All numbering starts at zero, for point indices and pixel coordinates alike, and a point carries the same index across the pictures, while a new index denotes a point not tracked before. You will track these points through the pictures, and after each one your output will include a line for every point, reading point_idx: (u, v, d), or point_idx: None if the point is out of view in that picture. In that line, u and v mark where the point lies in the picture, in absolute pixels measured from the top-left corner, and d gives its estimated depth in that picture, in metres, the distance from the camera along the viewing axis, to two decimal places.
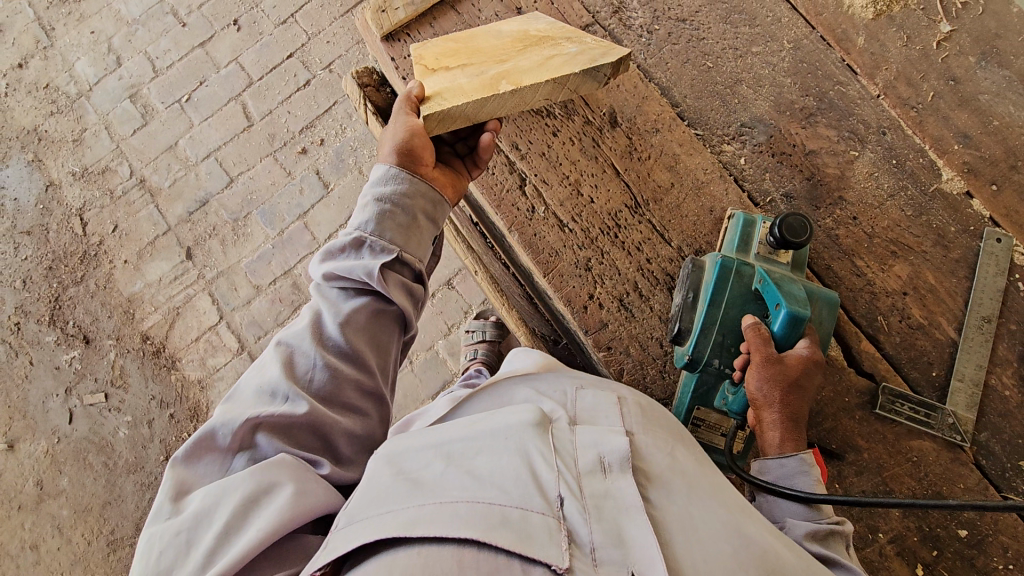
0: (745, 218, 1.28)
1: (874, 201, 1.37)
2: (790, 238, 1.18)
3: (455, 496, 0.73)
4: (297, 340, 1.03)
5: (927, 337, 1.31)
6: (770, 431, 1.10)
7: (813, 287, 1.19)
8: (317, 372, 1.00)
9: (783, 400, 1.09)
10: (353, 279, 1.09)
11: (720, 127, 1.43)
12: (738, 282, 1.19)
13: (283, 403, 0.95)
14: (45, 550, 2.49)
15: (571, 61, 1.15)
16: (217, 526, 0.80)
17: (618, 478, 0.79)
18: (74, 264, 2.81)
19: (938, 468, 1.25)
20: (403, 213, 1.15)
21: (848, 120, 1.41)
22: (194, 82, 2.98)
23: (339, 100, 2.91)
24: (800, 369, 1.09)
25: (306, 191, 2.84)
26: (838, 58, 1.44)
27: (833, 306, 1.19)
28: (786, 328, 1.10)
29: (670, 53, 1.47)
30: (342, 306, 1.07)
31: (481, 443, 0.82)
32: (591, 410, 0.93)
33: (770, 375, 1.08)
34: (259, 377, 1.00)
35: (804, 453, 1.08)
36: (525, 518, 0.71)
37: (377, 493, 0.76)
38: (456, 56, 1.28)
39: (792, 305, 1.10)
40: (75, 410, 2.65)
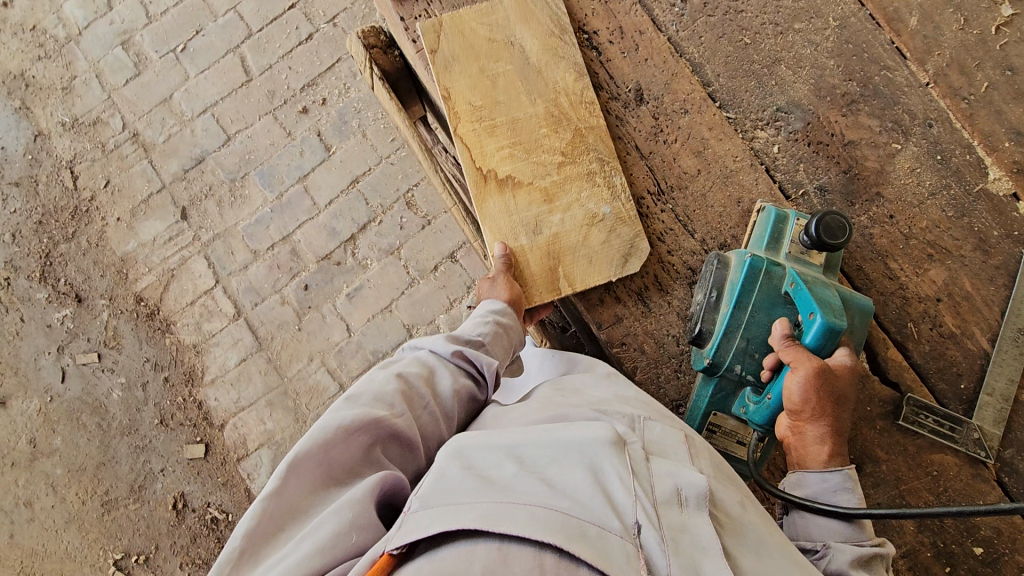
0: (777, 213, 1.19)
1: (914, 199, 1.28)
2: (828, 239, 1.10)
3: (530, 502, 0.74)
4: (415, 378, 1.04)
5: (958, 346, 1.25)
6: (818, 445, 1.04)
7: (847, 293, 1.11)
8: (427, 409, 1.01)
9: (832, 413, 1.03)
10: (461, 359, 1.12)
11: (754, 110, 1.31)
12: (766, 284, 1.11)
13: (397, 415, 0.95)
14: (39, 507, 2.51)
15: (607, 193, 1.25)
16: (328, 531, 0.77)
17: (695, 514, 0.80)
18: (65, 219, 2.71)
19: (958, 484, 1.21)
20: (504, 339, 1.20)
21: (892, 110, 1.31)
22: (189, 31, 2.82)
23: (343, 58, 2.76)
24: (845, 382, 1.03)
25: (307, 154, 2.72)
26: (887, 39, 1.33)
27: (866, 314, 1.11)
28: (825, 338, 1.03)
29: (704, 26, 1.33)
30: (453, 376, 1.09)
31: (556, 454, 0.83)
32: (663, 443, 0.94)
33: (816, 384, 1.01)
34: (375, 388, 0.99)
35: (847, 468, 1.03)
36: (603, 537, 0.72)
37: (450, 488, 0.77)
38: (491, 100, 1.27)
39: (828, 315, 1.02)
40: (68, 370, 2.61)
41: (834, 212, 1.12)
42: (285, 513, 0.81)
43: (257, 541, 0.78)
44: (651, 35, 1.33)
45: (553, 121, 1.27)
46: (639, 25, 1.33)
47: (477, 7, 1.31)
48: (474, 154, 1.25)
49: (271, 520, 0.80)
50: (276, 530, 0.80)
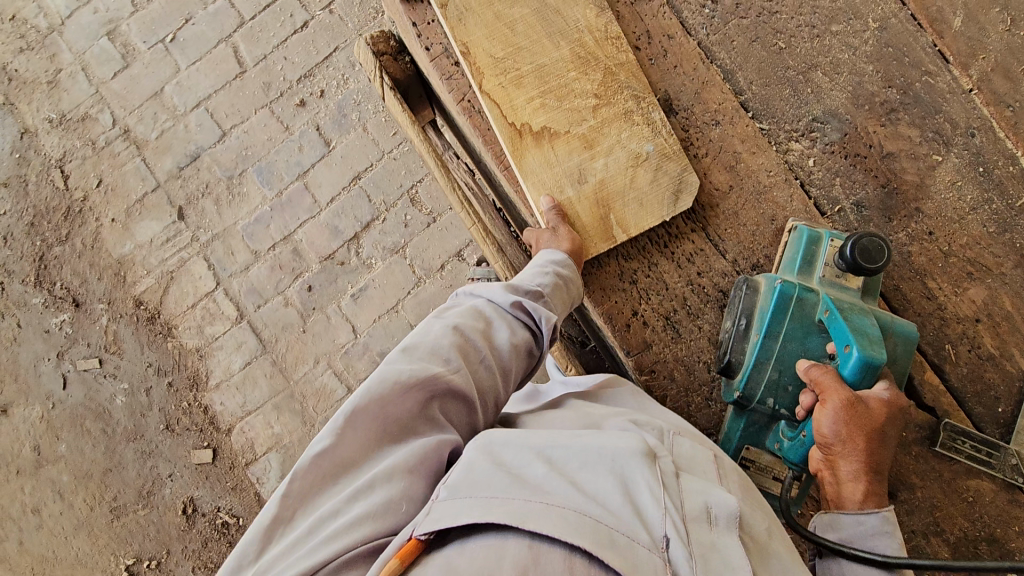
0: (809, 233, 1.13)
1: (954, 214, 1.22)
2: (865, 263, 1.03)
3: (562, 503, 0.72)
4: (472, 331, 0.96)
5: (997, 368, 1.21)
6: (855, 482, 0.97)
7: (886, 320, 1.06)
8: (483, 366, 0.94)
9: (868, 446, 0.97)
10: (520, 311, 1.04)
11: (788, 121, 1.24)
12: (799, 312, 1.07)
13: (453, 371, 0.88)
14: (47, 514, 2.48)
15: (647, 131, 1.20)
16: (378, 500, 0.75)
17: (722, 533, 0.80)
18: (57, 220, 2.62)
19: (994, 509, 1.18)
20: (562, 293, 1.10)
21: (933, 118, 1.24)
22: (178, 20, 2.68)
23: (340, 47, 2.63)
24: (883, 416, 0.97)
25: (306, 149, 2.61)
26: (929, 42, 1.25)
27: (909, 342, 1.06)
28: (859, 372, 0.98)
29: (736, 29, 1.25)
30: (510, 329, 1.01)
31: (588, 454, 0.81)
32: (689, 457, 0.94)
33: (849, 418, 0.95)
34: (430, 340, 0.92)
35: (886, 511, 0.97)
36: (632, 547, 0.71)
37: (480, 476, 0.75)
38: (514, 47, 1.21)
39: (866, 349, 0.97)
40: (69, 376, 2.56)
41: (874, 234, 1.04)
42: (335, 466, 0.78)
43: (304, 490, 0.77)
44: (680, 40, 1.25)
45: (581, 63, 1.21)
46: (668, 28, 1.25)
47: None
48: (504, 110, 1.19)
49: (319, 473, 0.78)
50: (325, 482, 0.78)
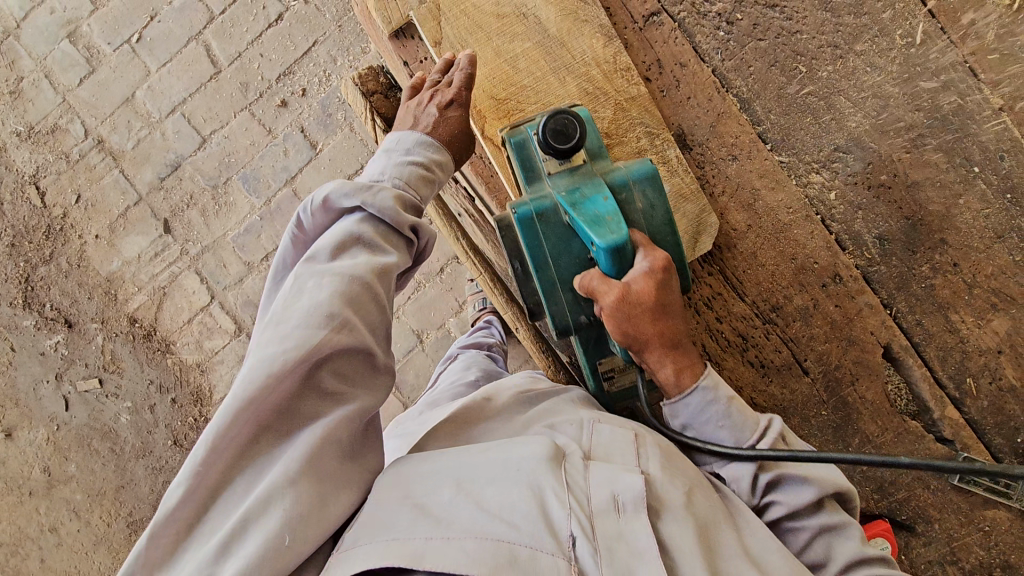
0: (515, 140, 1.06)
1: (979, 243, 1.17)
2: (559, 144, 0.97)
3: (463, 533, 0.75)
4: (352, 270, 0.85)
5: (1018, 400, 1.17)
6: (662, 367, 0.95)
7: (616, 181, 1.01)
8: (372, 305, 0.86)
9: (658, 329, 0.93)
10: (406, 230, 0.96)
11: (809, 152, 1.20)
12: (548, 229, 1.00)
13: (338, 331, 0.79)
14: (65, 532, 2.50)
15: (663, 169, 1.17)
16: (256, 536, 0.71)
17: (632, 519, 0.80)
18: (39, 239, 2.52)
19: (1010, 538, 1.18)
20: (423, 182, 1.02)
21: (960, 143, 1.17)
22: (143, 18, 2.51)
23: (320, 39, 2.45)
24: (651, 288, 0.92)
25: (292, 152, 2.48)
26: (960, 59, 1.17)
27: (650, 179, 1.01)
28: (611, 265, 0.93)
29: (753, 53, 1.20)
30: (393, 252, 0.93)
31: (493, 473, 0.83)
32: (606, 445, 0.92)
33: (623, 318, 0.93)
34: (308, 298, 0.81)
35: (703, 382, 0.95)
36: (535, 559, 0.75)
37: (386, 512, 0.79)
38: (516, 85, 1.17)
39: (603, 237, 0.91)
40: (70, 397, 2.52)
41: (553, 113, 0.98)
42: (197, 511, 0.74)
43: (167, 552, 0.73)
44: (694, 68, 1.21)
45: (589, 99, 1.17)
46: (681, 56, 1.21)
47: None
48: (510, 157, 1.16)
49: (182, 524, 0.73)
50: (191, 531, 0.74)
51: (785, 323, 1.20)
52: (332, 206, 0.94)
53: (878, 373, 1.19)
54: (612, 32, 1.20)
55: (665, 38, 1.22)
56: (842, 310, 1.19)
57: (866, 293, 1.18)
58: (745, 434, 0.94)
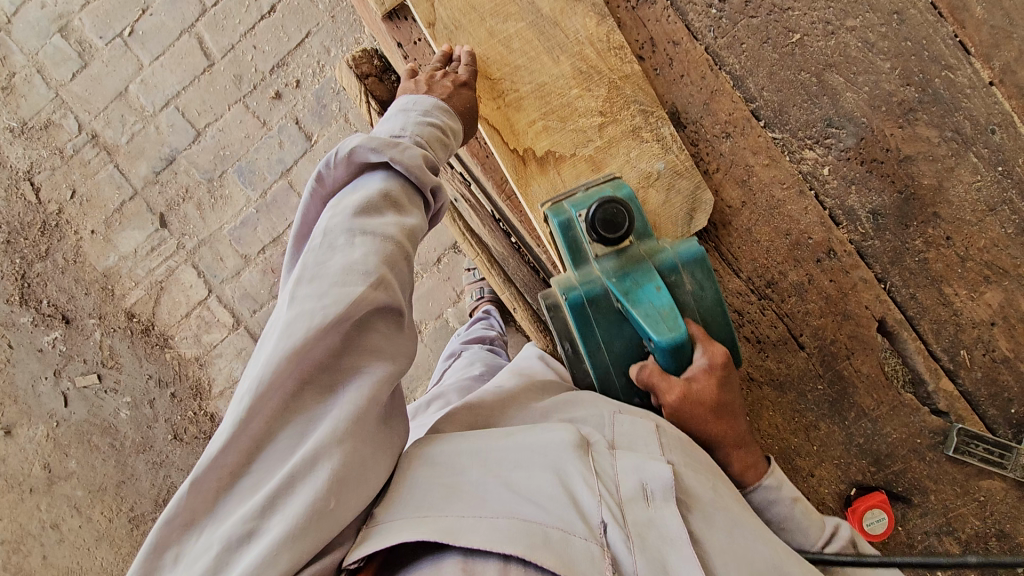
0: (560, 222, 1.06)
1: (972, 216, 1.18)
2: (613, 236, 0.99)
3: (495, 511, 0.75)
4: (384, 227, 0.83)
5: (1011, 371, 1.19)
6: (727, 462, 1.00)
7: (666, 266, 1.02)
8: (403, 263, 0.83)
9: (720, 425, 0.98)
10: (427, 188, 0.93)
11: (802, 128, 1.20)
12: (601, 316, 1.02)
13: (374, 285, 0.76)
14: (67, 528, 2.50)
15: (658, 147, 1.17)
16: (302, 496, 0.69)
17: (661, 507, 0.81)
18: (35, 236, 2.52)
19: (1004, 507, 1.20)
20: (437, 142, 1.00)
21: (952, 117, 1.18)
22: (134, 11, 2.49)
23: (312, 31, 2.45)
24: (715, 386, 0.97)
25: (287, 145, 2.48)
26: (950, 33, 1.18)
27: (699, 264, 1.03)
28: (670, 360, 0.96)
29: (745, 31, 1.21)
30: (417, 212, 0.91)
31: (521, 458, 0.83)
32: (628, 434, 0.93)
33: (688, 419, 0.97)
34: (343, 253, 0.78)
35: (767, 480, 0.99)
36: (567, 541, 0.73)
37: (414, 494, 0.78)
38: (511, 66, 1.17)
39: (663, 335, 0.94)
40: (69, 393, 2.52)
41: (604, 202, 0.99)
42: (237, 465, 0.71)
43: (205, 504, 0.70)
44: (687, 46, 1.21)
45: (583, 78, 1.18)
46: (673, 34, 1.22)
47: None
48: (505, 136, 1.17)
49: (222, 477, 0.70)
50: (231, 486, 0.70)
51: (780, 299, 1.21)
52: (356, 159, 0.90)
53: (873, 347, 1.20)
54: (605, 11, 1.20)
55: (657, 18, 1.22)
56: (837, 285, 1.20)
57: (860, 268, 1.19)
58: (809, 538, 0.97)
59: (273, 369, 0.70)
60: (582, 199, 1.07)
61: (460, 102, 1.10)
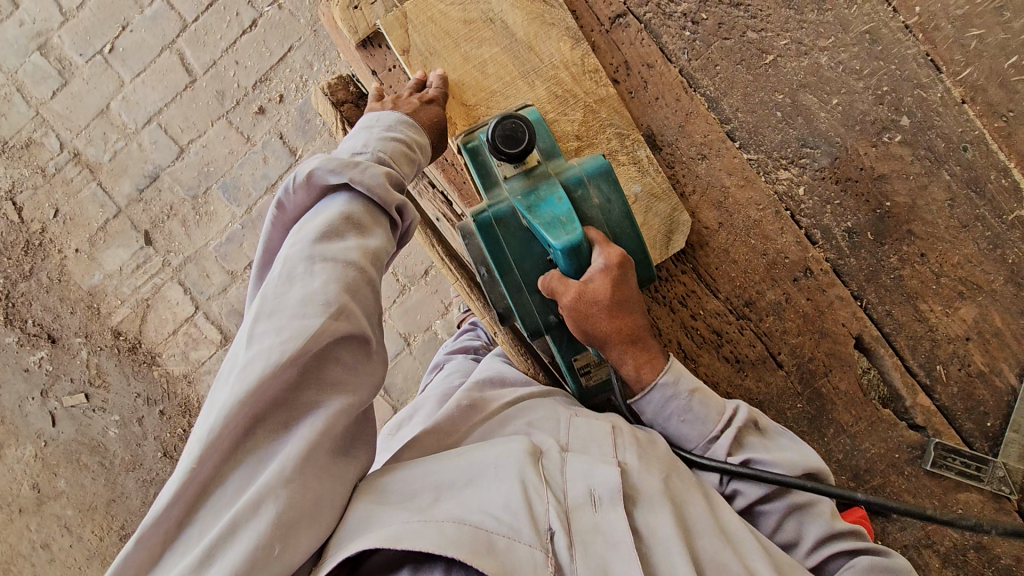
0: (467, 144, 1.06)
1: (945, 232, 1.19)
2: (510, 147, 0.98)
3: (443, 520, 0.77)
4: (342, 254, 0.82)
5: (986, 384, 1.20)
6: (623, 362, 1.02)
7: (571, 180, 1.02)
8: (364, 288, 0.82)
9: (617, 325, 0.98)
10: (392, 208, 0.92)
11: (777, 148, 1.21)
12: (508, 233, 1.02)
13: (331, 315, 0.76)
14: (58, 548, 2.48)
15: (634, 169, 1.18)
16: (248, 539, 0.68)
17: (608, 511, 0.83)
18: (18, 255, 2.50)
19: (982, 519, 1.21)
20: (400, 156, 0.99)
21: (925, 135, 1.19)
22: (115, 28, 2.48)
23: (295, 45, 2.44)
24: (611, 286, 0.96)
25: (271, 160, 2.47)
26: (922, 52, 1.19)
27: (602, 176, 1.03)
28: (570, 265, 0.96)
29: (719, 52, 1.22)
30: (381, 233, 0.89)
31: (475, 470, 0.86)
32: (584, 441, 0.96)
33: (585, 319, 0.97)
34: (301, 284, 0.78)
35: (665, 373, 1.01)
36: (512, 548, 0.77)
37: (365, 507, 0.80)
38: (486, 91, 1.18)
39: (559, 239, 0.94)
40: (57, 413, 2.50)
41: (502, 118, 0.98)
42: (188, 509, 0.70)
43: (154, 552, 0.69)
44: (661, 68, 1.22)
45: (558, 102, 1.18)
46: (648, 57, 1.23)
47: None
48: None
49: (172, 523, 0.70)
50: (180, 532, 0.70)
51: (758, 318, 1.22)
52: (317, 186, 0.89)
53: (851, 365, 1.21)
54: (579, 34, 1.20)
55: (632, 42, 1.23)
56: (814, 303, 1.21)
57: (836, 286, 1.20)
58: (708, 426, 1.01)
59: (222, 411, 0.70)
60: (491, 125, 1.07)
61: (425, 117, 1.08)
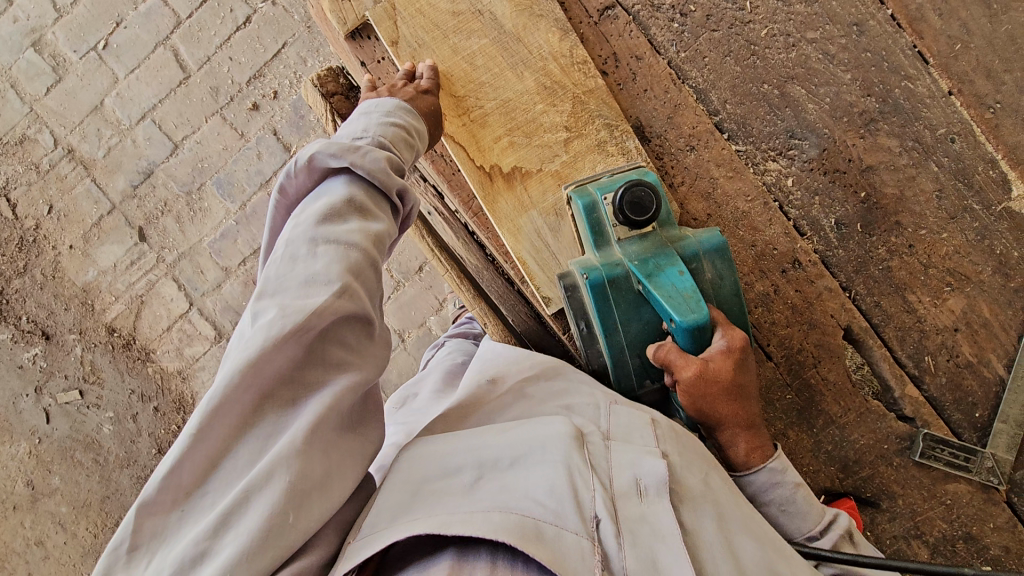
0: (586, 203, 1.08)
1: (933, 223, 1.19)
2: (636, 216, 0.99)
3: (487, 506, 0.73)
4: (347, 236, 0.79)
5: (975, 375, 1.21)
6: (734, 444, 1.02)
7: (689, 250, 1.03)
8: (369, 269, 0.80)
9: (732, 409, 0.99)
10: (393, 194, 0.90)
11: (765, 140, 1.22)
12: (619, 296, 1.03)
13: (335, 293, 0.73)
14: (52, 545, 2.48)
15: (623, 160, 1.18)
16: (259, 510, 0.65)
17: (654, 503, 0.82)
18: (12, 251, 2.50)
19: (970, 509, 1.21)
20: (401, 143, 0.97)
21: (912, 126, 1.19)
22: (108, 24, 2.48)
23: (289, 41, 2.44)
24: (730, 370, 0.97)
25: (265, 156, 2.47)
26: (909, 43, 1.19)
27: (720, 253, 1.03)
28: (690, 342, 0.96)
29: (707, 44, 1.22)
30: (385, 219, 0.87)
31: (518, 454, 0.82)
32: (624, 428, 0.94)
33: (699, 394, 0.97)
34: (305, 264, 0.76)
35: (770, 462, 1.01)
36: (560, 535, 0.72)
37: (407, 495, 0.77)
38: (475, 83, 1.18)
39: (684, 316, 0.94)
40: (51, 410, 2.50)
41: (630, 184, 1.00)
42: (196, 481, 0.67)
43: (158, 526, 0.66)
44: (650, 60, 1.23)
45: (547, 93, 1.18)
46: (636, 49, 1.23)
47: None
48: (471, 153, 1.18)
49: (178, 495, 0.67)
50: (185, 505, 0.67)
51: (747, 309, 1.22)
52: (318, 168, 0.87)
53: (840, 356, 1.22)
54: (567, 26, 1.21)
55: (620, 34, 1.23)
56: (803, 295, 1.21)
57: (825, 277, 1.20)
58: (808, 524, 0.99)
59: (227, 383, 0.67)
60: (610, 185, 1.09)
61: (421, 103, 1.08)
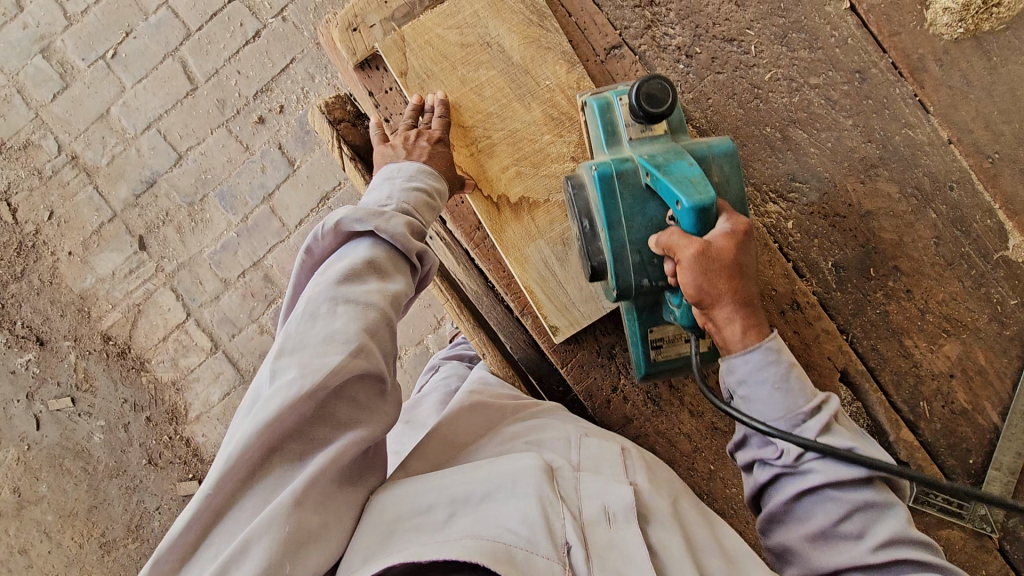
0: (599, 102, 1.04)
1: (931, 270, 1.21)
2: (652, 107, 0.92)
3: (457, 534, 0.73)
4: (364, 295, 0.80)
5: (969, 422, 1.21)
6: (731, 324, 0.87)
7: (701, 150, 0.98)
8: (385, 330, 0.80)
9: (735, 289, 0.85)
10: (412, 255, 0.90)
11: (767, 181, 1.23)
12: (625, 189, 0.95)
13: (351, 354, 0.73)
14: (35, 554, 2.44)
15: None
16: (260, 556, 0.65)
17: (623, 528, 0.80)
18: (11, 255, 2.49)
19: (962, 557, 1.20)
20: (422, 205, 0.99)
21: (913, 173, 1.21)
22: (119, 33, 2.50)
23: (297, 57, 2.46)
24: (734, 250, 0.85)
25: (269, 169, 2.48)
26: (910, 92, 1.21)
27: (730, 158, 0.98)
28: (695, 223, 0.86)
29: (712, 85, 1.24)
30: (402, 278, 0.87)
31: (487, 482, 0.80)
32: (594, 458, 0.93)
33: (704, 270, 0.84)
34: (324, 324, 0.76)
35: (770, 341, 0.87)
36: (531, 560, 0.72)
37: (384, 525, 0.76)
38: (482, 114, 1.19)
39: (691, 196, 0.85)
40: (42, 416, 2.48)
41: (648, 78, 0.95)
42: (203, 533, 0.68)
43: None
44: None
45: (554, 124, 1.20)
46: None
47: (437, 10, 1.20)
48: (478, 182, 1.19)
49: (189, 545, 0.68)
50: (196, 554, 0.69)
51: None
52: (342, 234, 0.88)
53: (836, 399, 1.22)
54: (575, 59, 1.22)
55: (625, 72, 1.25)
56: (800, 336, 1.22)
57: (822, 319, 1.21)
58: (800, 402, 0.87)
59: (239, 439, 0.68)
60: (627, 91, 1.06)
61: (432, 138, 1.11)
